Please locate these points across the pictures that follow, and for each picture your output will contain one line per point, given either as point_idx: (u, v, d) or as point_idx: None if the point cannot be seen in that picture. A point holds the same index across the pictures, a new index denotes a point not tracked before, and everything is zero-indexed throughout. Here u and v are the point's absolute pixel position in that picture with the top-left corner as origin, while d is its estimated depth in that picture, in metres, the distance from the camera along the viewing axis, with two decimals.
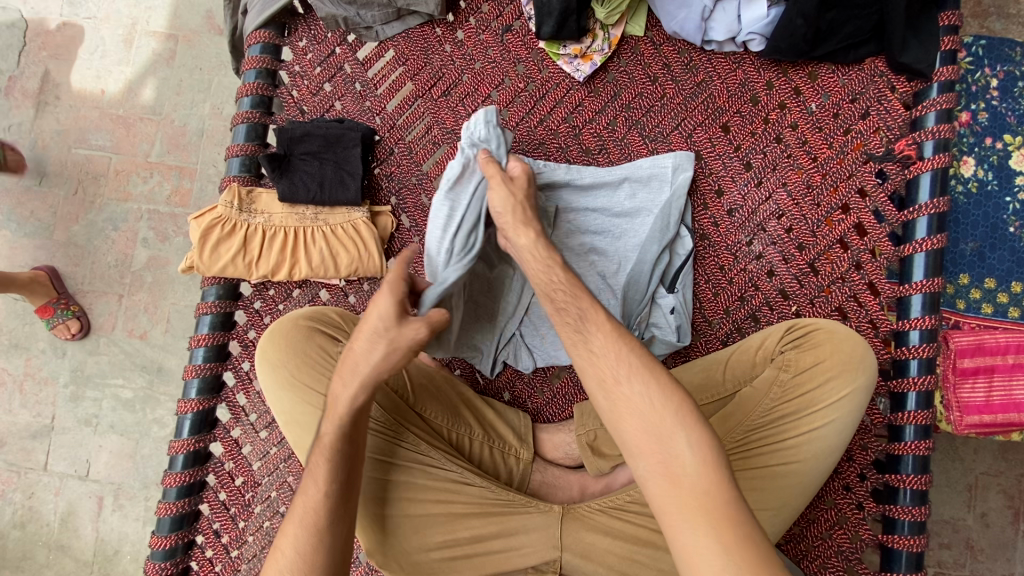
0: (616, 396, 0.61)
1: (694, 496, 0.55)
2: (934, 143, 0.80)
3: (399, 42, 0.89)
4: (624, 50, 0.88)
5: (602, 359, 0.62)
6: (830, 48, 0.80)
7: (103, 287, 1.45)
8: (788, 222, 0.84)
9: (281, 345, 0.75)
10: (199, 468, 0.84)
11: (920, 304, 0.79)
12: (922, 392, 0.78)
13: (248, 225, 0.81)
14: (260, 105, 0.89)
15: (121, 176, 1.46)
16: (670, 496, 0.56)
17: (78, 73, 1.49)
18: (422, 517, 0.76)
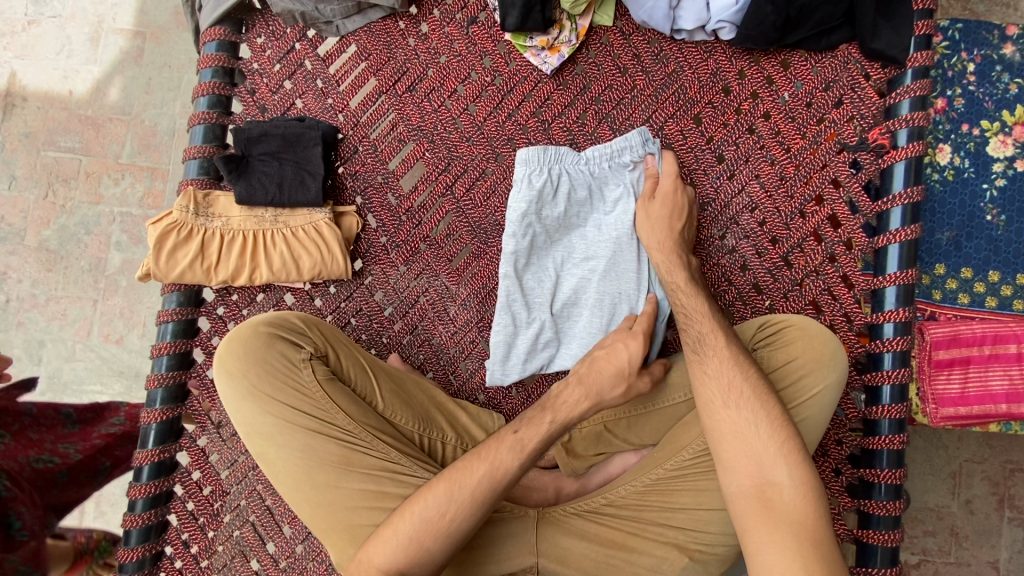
0: (723, 414, 0.67)
1: (784, 512, 0.62)
2: (907, 132, 0.78)
3: (361, 36, 0.87)
4: (593, 41, 0.85)
5: (715, 381, 0.68)
6: (802, 35, 0.78)
7: (78, 292, 1.42)
8: (761, 214, 0.82)
9: (238, 352, 0.73)
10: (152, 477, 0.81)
11: (894, 297, 0.78)
12: (896, 385, 0.77)
13: (206, 229, 0.79)
14: (217, 105, 0.87)
15: (92, 179, 1.43)
16: (765, 515, 0.62)
17: (45, 74, 1.45)
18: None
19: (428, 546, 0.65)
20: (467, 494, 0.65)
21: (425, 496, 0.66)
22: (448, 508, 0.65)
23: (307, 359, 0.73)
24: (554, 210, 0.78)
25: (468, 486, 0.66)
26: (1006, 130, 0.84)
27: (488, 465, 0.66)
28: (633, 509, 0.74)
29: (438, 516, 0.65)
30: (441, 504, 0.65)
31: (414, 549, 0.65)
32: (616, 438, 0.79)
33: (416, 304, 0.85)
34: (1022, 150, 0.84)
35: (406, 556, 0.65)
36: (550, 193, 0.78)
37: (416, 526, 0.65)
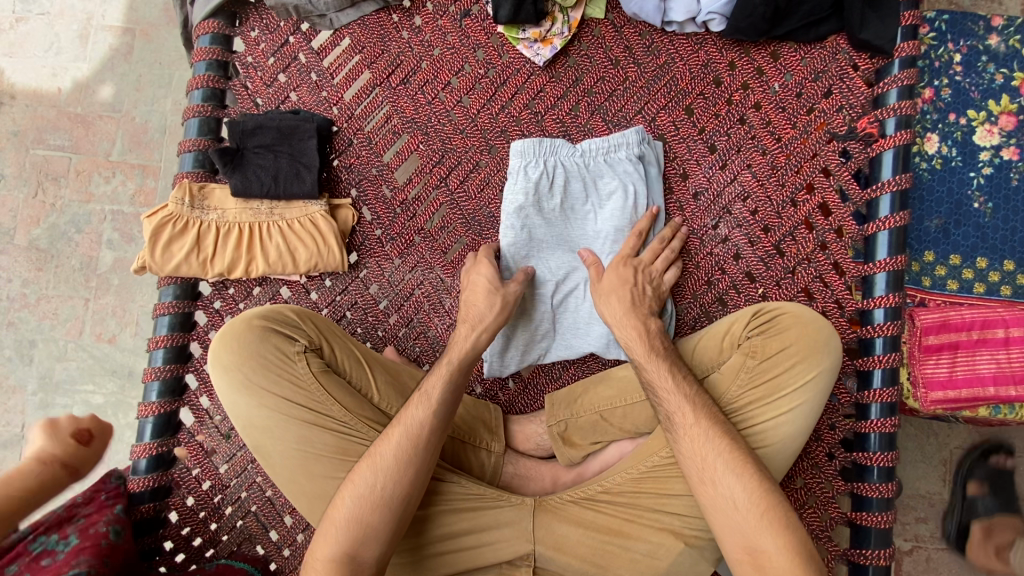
0: None
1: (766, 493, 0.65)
2: (896, 121, 0.79)
3: (354, 30, 0.87)
4: (585, 34, 0.86)
5: None
6: (791, 26, 0.80)
7: (69, 291, 1.41)
8: (753, 204, 0.83)
9: (232, 346, 0.73)
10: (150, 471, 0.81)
11: (884, 282, 0.79)
12: (887, 369, 0.78)
13: (201, 222, 0.79)
14: (211, 98, 0.87)
15: (82, 177, 1.42)
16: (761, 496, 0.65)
17: (33, 71, 1.44)
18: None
19: (379, 488, 0.66)
20: (404, 430, 0.69)
21: (373, 444, 0.69)
22: (392, 446, 0.68)
23: (302, 352, 0.73)
24: (552, 202, 0.80)
25: (406, 423, 0.69)
26: (992, 119, 0.86)
27: (420, 399, 0.70)
28: (630, 496, 0.75)
29: (387, 458, 0.68)
30: (385, 448, 0.68)
31: (365, 493, 0.66)
32: (612, 426, 0.79)
33: (412, 296, 0.85)
34: (1007, 139, 0.85)
35: (363, 503, 0.66)
36: (548, 183, 0.79)
37: (369, 471, 0.67)
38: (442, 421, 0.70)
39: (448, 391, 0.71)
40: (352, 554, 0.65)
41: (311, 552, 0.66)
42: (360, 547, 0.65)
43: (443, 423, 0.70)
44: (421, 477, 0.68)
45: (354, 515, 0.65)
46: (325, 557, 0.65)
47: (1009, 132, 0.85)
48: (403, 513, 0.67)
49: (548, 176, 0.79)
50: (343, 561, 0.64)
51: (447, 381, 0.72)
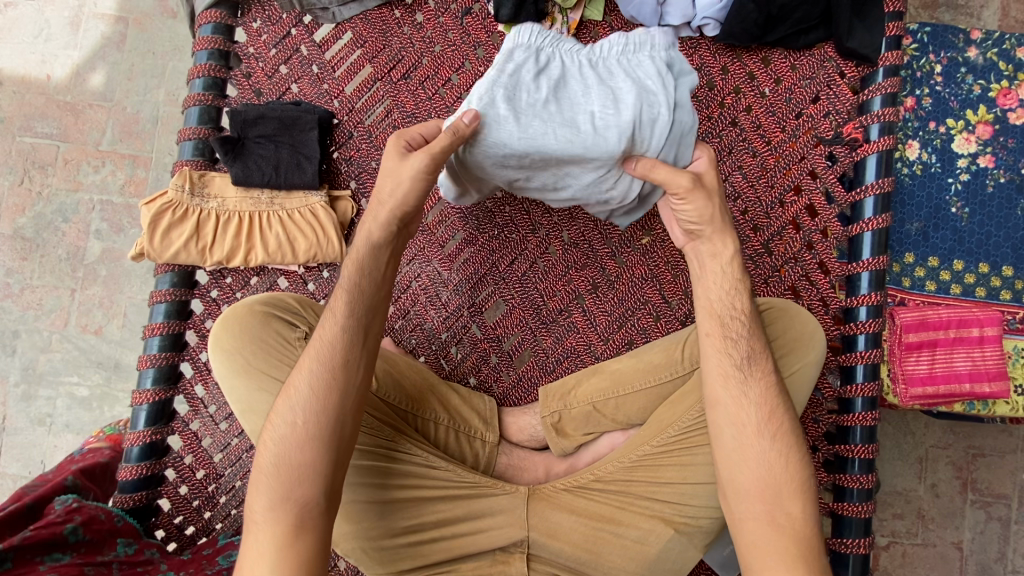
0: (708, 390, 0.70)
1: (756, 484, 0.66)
2: (879, 127, 0.83)
3: (356, 24, 0.88)
4: (583, 35, 0.88)
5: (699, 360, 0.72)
6: (782, 33, 0.83)
7: (55, 281, 1.39)
8: (743, 204, 0.86)
9: (232, 330, 0.73)
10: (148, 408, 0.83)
11: (867, 281, 0.82)
12: (869, 365, 0.81)
13: (201, 210, 0.79)
14: (212, 88, 0.87)
15: (70, 166, 1.40)
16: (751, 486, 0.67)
17: (22, 58, 1.41)
18: (397, 498, 0.74)
19: (301, 421, 0.65)
20: (316, 352, 0.67)
21: (289, 378, 0.69)
22: (308, 372, 0.67)
23: (303, 338, 0.74)
24: (538, 38, 0.70)
25: (318, 343, 0.68)
26: (970, 128, 0.90)
27: (328, 317, 0.69)
28: (622, 484, 0.76)
29: (301, 387, 0.67)
30: (299, 377, 0.67)
31: (286, 427, 0.65)
32: (605, 418, 0.81)
33: (409, 289, 0.87)
34: (983, 147, 0.90)
35: (288, 439, 0.65)
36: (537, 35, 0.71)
37: (285, 404, 0.66)
38: (354, 332, 0.68)
39: (351, 293, 0.69)
40: (286, 497, 0.63)
41: (251, 504, 0.65)
42: (293, 488, 0.63)
43: (355, 332, 0.68)
44: (346, 399, 0.67)
45: (280, 454, 0.65)
46: (264, 503, 0.64)
47: (986, 140, 0.90)
48: (333, 440, 0.66)
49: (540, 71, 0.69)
50: (279, 505, 0.63)
51: (350, 286, 0.69)
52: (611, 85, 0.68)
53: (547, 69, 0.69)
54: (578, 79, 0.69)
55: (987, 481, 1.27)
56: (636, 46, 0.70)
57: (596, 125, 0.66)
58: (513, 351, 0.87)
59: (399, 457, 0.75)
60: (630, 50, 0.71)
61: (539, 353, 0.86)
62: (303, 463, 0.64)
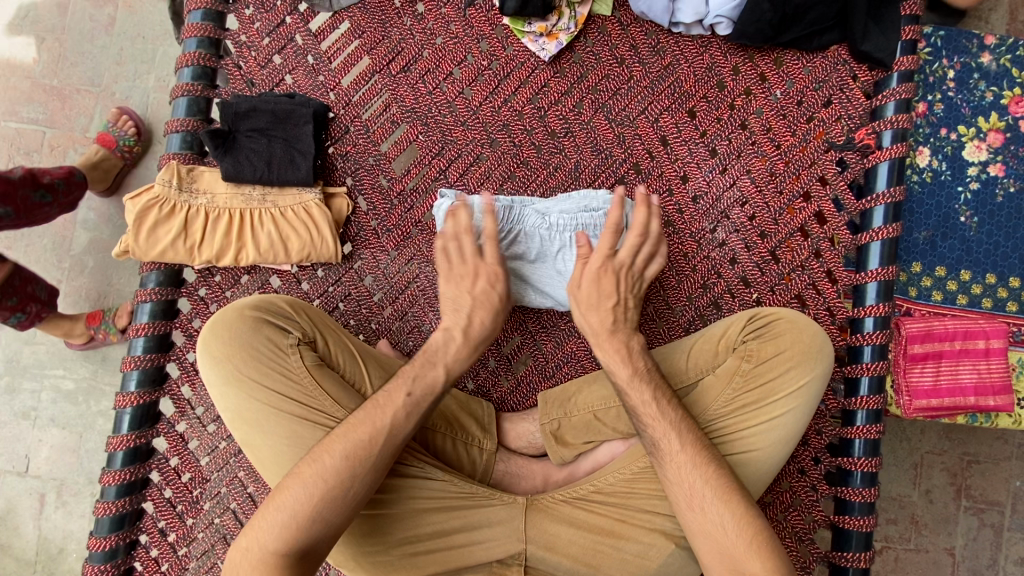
0: None
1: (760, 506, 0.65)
2: (892, 133, 0.81)
3: (354, 13, 0.84)
4: (591, 30, 0.85)
5: None
6: (796, 34, 0.80)
7: (40, 272, 1.35)
8: (750, 209, 0.84)
9: (223, 336, 0.71)
10: (141, 125, 1.33)
11: (875, 292, 0.81)
12: (874, 377, 0.80)
13: (189, 206, 0.76)
14: (202, 77, 0.83)
15: (57, 153, 1.35)
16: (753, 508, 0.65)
17: (7, 40, 1.36)
18: (393, 509, 0.73)
19: (353, 488, 0.63)
20: (385, 435, 0.64)
21: (344, 437, 0.64)
22: (371, 448, 0.64)
23: (296, 344, 0.71)
24: (507, 222, 0.77)
25: (389, 427, 0.65)
26: (981, 135, 0.88)
27: (405, 408, 0.66)
28: (622, 496, 0.75)
29: (360, 453, 0.63)
30: (362, 448, 0.64)
31: (335, 489, 0.62)
32: (605, 427, 0.79)
33: (407, 290, 0.83)
34: (994, 155, 0.88)
35: (328, 499, 0.62)
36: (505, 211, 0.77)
37: (336, 473, 0.63)
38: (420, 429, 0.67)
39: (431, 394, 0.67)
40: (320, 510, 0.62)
41: (253, 536, 0.62)
42: (313, 541, 0.62)
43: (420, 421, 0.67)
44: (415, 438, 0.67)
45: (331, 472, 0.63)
46: (270, 545, 0.61)
47: (997, 148, 0.88)
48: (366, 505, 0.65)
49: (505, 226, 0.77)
50: (293, 553, 0.61)
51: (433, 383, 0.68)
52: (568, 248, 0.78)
53: (516, 245, 0.78)
54: (543, 257, 0.79)
55: (981, 488, 1.27)
56: (586, 216, 0.78)
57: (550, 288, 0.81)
58: (512, 355, 0.85)
59: (397, 468, 0.74)
60: (587, 208, 0.79)
61: (539, 357, 0.84)
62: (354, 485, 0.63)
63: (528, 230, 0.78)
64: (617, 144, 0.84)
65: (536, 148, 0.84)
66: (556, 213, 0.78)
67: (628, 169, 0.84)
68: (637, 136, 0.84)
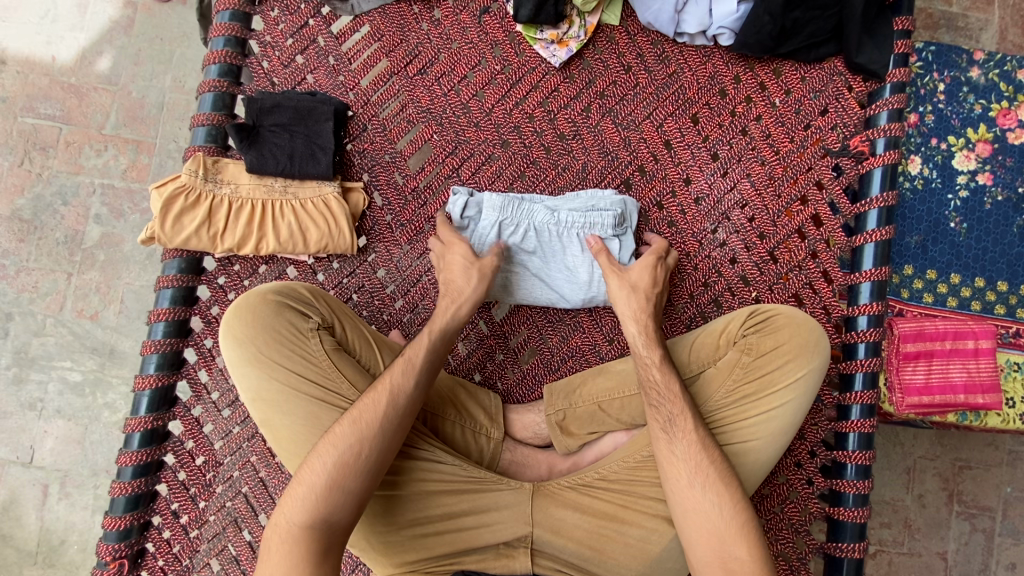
0: None
1: None
2: (885, 141, 0.85)
3: (375, 18, 0.88)
4: (600, 38, 0.89)
5: None
6: (794, 46, 0.84)
7: (51, 264, 1.37)
8: (750, 211, 0.87)
9: (245, 318, 0.73)
10: None
11: (868, 291, 0.84)
12: (868, 373, 0.83)
13: (214, 196, 0.79)
14: (228, 74, 0.86)
15: (73, 148, 1.38)
16: None
17: (27, 38, 1.40)
18: (405, 491, 0.75)
19: (365, 453, 0.66)
20: (389, 398, 0.69)
21: (354, 406, 0.69)
22: (379, 412, 0.68)
23: (315, 329, 0.74)
24: (517, 213, 0.81)
25: (392, 390, 0.69)
26: (970, 146, 0.92)
27: (405, 371, 0.71)
28: (626, 483, 0.77)
29: (368, 418, 0.68)
30: (371, 412, 0.68)
31: (351, 455, 0.66)
32: (609, 417, 0.81)
33: (419, 283, 0.86)
34: (982, 165, 0.92)
35: (343, 466, 0.66)
36: (514, 204, 0.81)
37: (350, 440, 0.67)
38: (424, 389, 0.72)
39: (431, 356, 0.73)
40: (337, 481, 0.65)
41: (278, 515, 0.65)
42: (334, 511, 0.65)
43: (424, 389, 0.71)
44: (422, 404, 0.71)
45: (346, 444, 0.66)
46: (298, 519, 0.64)
47: (985, 158, 0.92)
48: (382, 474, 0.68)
49: (517, 220, 0.81)
50: (318, 524, 0.64)
51: (430, 347, 0.73)
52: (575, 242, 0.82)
53: (527, 239, 0.82)
54: (554, 247, 0.83)
55: (973, 493, 1.29)
56: (597, 215, 0.81)
57: (552, 282, 0.84)
58: (519, 348, 0.88)
59: (408, 451, 0.76)
60: (593, 208, 0.82)
61: (544, 351, 0.87)
62: (366, 452, 0.67)
63: (537, 226, 0.82)
64: (623, 147, 0.88)
65: (546, 149, 0.88)
66: (564, 207, 0.82)
67: (633, 171, 0.88)
68: (643, 140, 0.88)
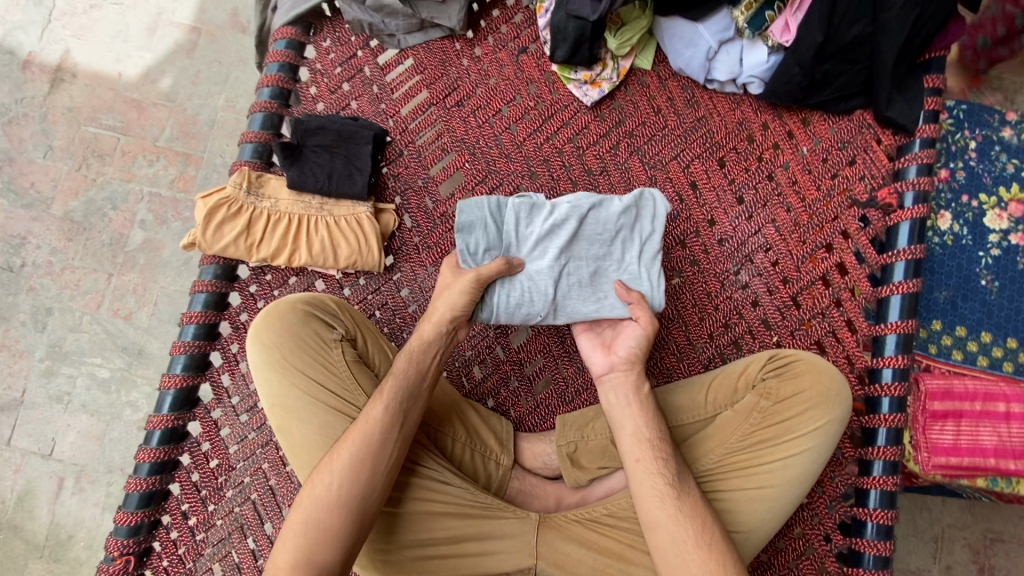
0: None
1: None
2: (914, 195, 0.85)
3: (419, 52, 0.93)
4: (631, 81, 0.92)
5: None
6: (822, 97, 0.86)
7: (94, 264, 1.44)
8: (774, 255, 0.87)
9: (274, 326, 0.76)
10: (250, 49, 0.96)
11: (893, 344, 0.82)
12: (893, 429, 0.80)
13: (255, 208, 0.83)
14: (278, 97, 0.93)
15: (127, 158, 1.47)
16: None
17: (99, 55, 1.52)
18: (407, 510, 0.75)
19: (335, 487, 0.68)
20: (357, 430, 0.70)
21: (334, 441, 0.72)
22: (348, 445, 0.69)
23: (339, 340, 0.76)
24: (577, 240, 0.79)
25: (362, 421, 0.71)
26: (1002, 205, 0.91)
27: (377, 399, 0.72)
28: (633, 522, 0.76)
29: (340, 451, 0.70)
30: (343, 445, 0.70)
31: (323, 489, 0.68)
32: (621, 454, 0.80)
33: None
34: (1015, 225, 0.91)
35: (319, 502, 0.67)
36: (542, 210, 0.79)
37: (327, 473, 0.69)
38: (397, 416, 0.71)
39: (400, 386, 0.72)
40: (315, 517, 0.67)
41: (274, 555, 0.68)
42: (315, 550, 0.65)
43: (393, 419, 0.71)
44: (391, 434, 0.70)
45: (324, 478, 0.68)
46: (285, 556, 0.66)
47: (1018, 218, 0.91)
48: (363, 508, 0.68)
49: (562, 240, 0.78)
50: (301, 564, 0.65)
51: (399, 376, 0.73)
52: (522, 278, 0.78)
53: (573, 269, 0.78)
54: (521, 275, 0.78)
55: (1006, 570, 1.21)
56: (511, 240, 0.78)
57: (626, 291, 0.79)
58: (533, 377, 0.87)
59: (417, 473, 0.77)
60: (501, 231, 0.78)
61: (560, 381, 0.86)
62: (340, 486, 0.68)
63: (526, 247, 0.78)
64: (649, 186, 0.90)
65: (573, 182, 0.91)
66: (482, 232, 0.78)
67: None
68: (669, 180, 0.90)
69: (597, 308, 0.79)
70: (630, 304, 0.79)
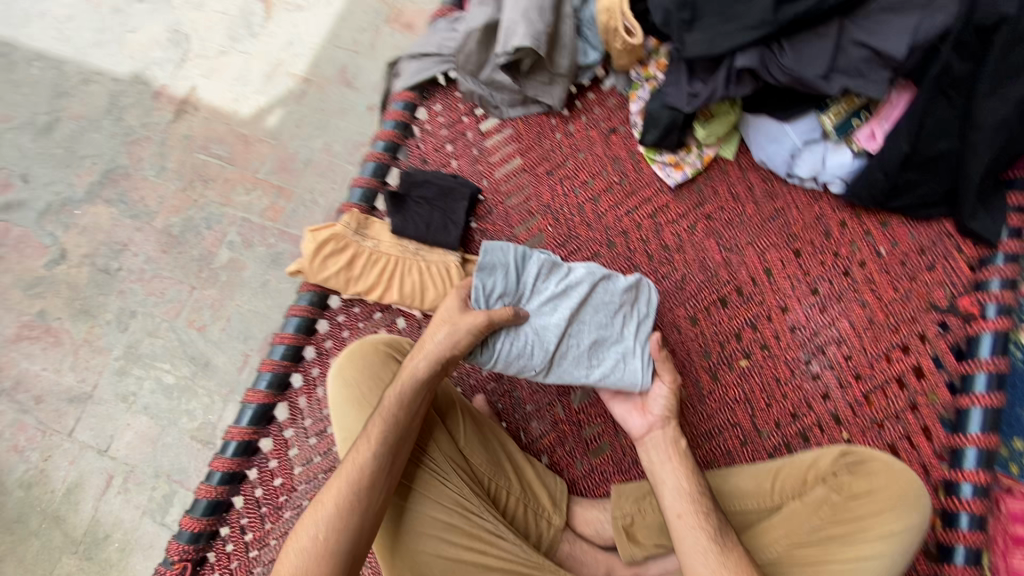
0: None
1: None
2: (997, 306, 0.83)
3: (517, 123, 1.02)
4: (713, 168, 0.98)
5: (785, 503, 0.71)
6: (904, 202, 0.88)
7: (181, 276, 1.56)
8: (847, 350, 0.88)
9: (357, 364, 0.81)
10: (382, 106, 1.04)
11: (973, 457, 0.79)
12: (972, 549, 0.76)
13: (358, 246, 0.89)
14: (390, 149, 1.02)
15: (228, 184, 1.62)
16: None
17: (220, 93, 1.71)
18: (444, 560, 0.76)
19: (321, 536, 0.67)
20: (345, 475, 0.70)
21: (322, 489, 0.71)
22: (338, 492, 0.69)
23: None
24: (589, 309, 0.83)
25: (352, 465, 0.71)
26: None
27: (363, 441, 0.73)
28: None
29: (330, 498, 0.69)
30: (332, 492, 0.70)
31: (310, 539, 0.67)
32: None
33: None
34: None
35: (303, 553, 0.66)
36: (559, 270, 0.84)
37: (315, 522, 0.68)
38: (384, 457, 0.72)
39: (387, 427, 0.73)
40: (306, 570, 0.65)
41: None
42: None
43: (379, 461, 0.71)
44: (380, 478, 0.71)
45: (313, 529, 0.67)
46: None
47: None
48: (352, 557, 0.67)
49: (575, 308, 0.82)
50: None
51: (386, 416, 0.73)
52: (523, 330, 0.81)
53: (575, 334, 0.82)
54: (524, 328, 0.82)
55: None
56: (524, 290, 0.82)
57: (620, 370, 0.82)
58: (591, 440, 0.89)
59: (456, 524, 0.78)
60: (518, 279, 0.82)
61: (619, 448, 0.88)
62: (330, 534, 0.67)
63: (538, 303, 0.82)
64: (724, 267, 0.94)
65: (648, 255, 0.96)
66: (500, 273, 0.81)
67: (731, 290, 0.93)
68: (744, 264, 0.93)
69: (587, 374, 0.82)
70: (617, 379, 0.82)
